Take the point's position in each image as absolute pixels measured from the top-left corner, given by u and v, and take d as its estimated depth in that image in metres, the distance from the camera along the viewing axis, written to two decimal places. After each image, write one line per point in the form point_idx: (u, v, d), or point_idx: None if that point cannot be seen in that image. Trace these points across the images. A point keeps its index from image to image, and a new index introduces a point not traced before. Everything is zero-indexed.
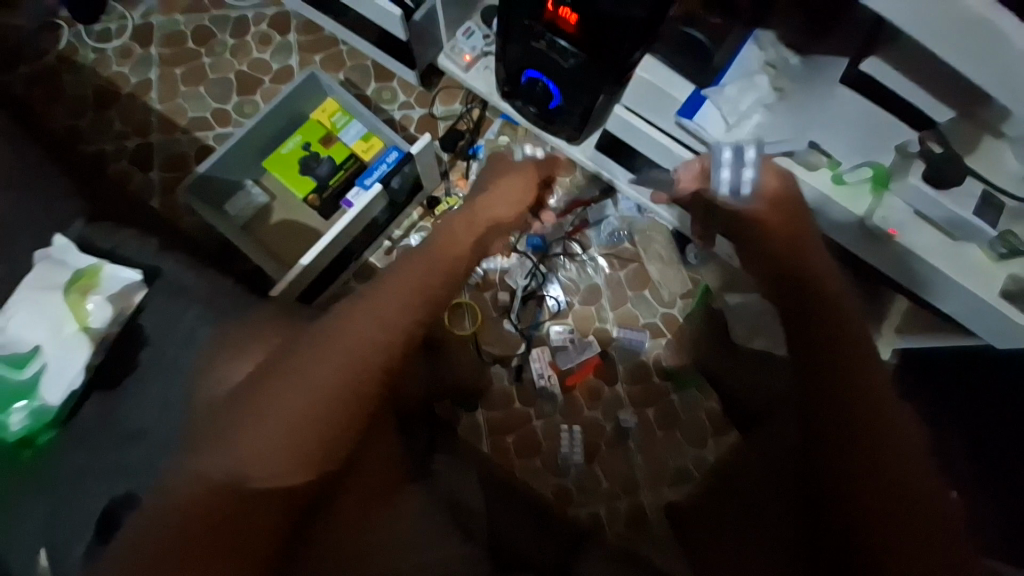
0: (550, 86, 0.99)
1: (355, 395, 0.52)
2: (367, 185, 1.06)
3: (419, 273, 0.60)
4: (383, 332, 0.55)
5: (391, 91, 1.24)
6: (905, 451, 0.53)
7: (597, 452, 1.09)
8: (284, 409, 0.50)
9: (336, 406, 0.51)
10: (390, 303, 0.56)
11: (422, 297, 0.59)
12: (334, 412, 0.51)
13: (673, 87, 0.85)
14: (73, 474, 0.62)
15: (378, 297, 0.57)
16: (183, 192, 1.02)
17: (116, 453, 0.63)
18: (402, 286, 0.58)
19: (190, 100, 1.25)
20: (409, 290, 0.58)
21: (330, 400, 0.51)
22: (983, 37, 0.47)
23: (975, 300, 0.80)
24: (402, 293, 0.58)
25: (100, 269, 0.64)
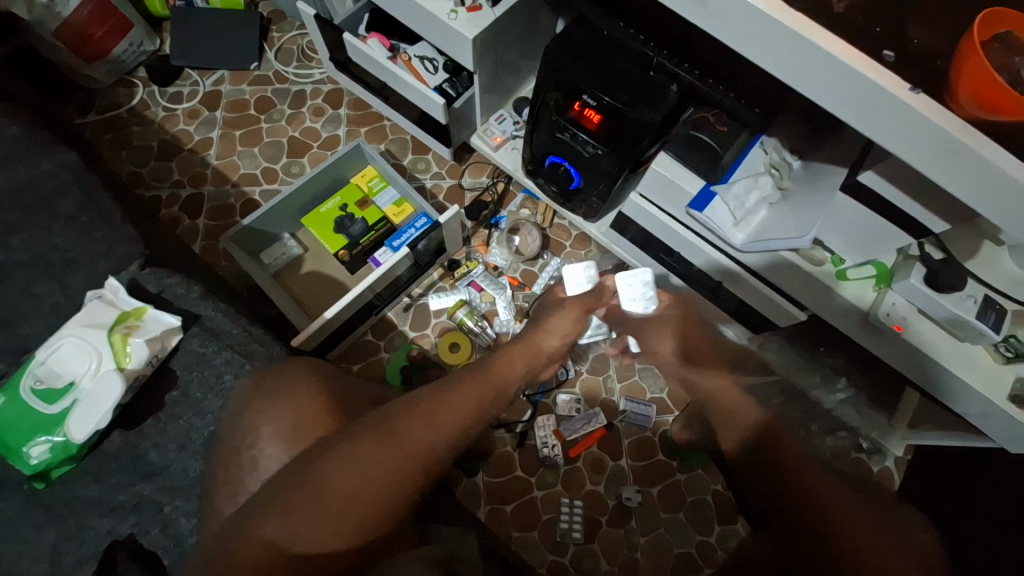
0: (572, 170, 1.08)
1: (417, 452, 0.53)
2: (395, 246, 1.13)
3: (504, 367, 0.68)
4: (458, 403, 0.59)
5: (425, 162, 1.37)
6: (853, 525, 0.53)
7: (597, 530, 1.06)
8: (344, 453, 0.51)
9: (400, 459, 0.52)
10: (475, 382, 0.62)
11: (501, 387, 0.65)
12: (394, 463, 0.52)
13: (684, 180, 0.90)
14: (80, 509, 0.63)
15: (465, 380, 0.62)
16: (226, 241, 1.10)
17: (127, 491, 0.64)
18: (485, 373, 0.65)
19: (245, 158, 1.39)
20: (490, 379, 0.64)
21: (392, 451, 0.52)
22: (979, 167, 0.52)
23: (986, 401, 0.80)
24: (485, 381, 0.63)
25: (145, 310, 0.70)
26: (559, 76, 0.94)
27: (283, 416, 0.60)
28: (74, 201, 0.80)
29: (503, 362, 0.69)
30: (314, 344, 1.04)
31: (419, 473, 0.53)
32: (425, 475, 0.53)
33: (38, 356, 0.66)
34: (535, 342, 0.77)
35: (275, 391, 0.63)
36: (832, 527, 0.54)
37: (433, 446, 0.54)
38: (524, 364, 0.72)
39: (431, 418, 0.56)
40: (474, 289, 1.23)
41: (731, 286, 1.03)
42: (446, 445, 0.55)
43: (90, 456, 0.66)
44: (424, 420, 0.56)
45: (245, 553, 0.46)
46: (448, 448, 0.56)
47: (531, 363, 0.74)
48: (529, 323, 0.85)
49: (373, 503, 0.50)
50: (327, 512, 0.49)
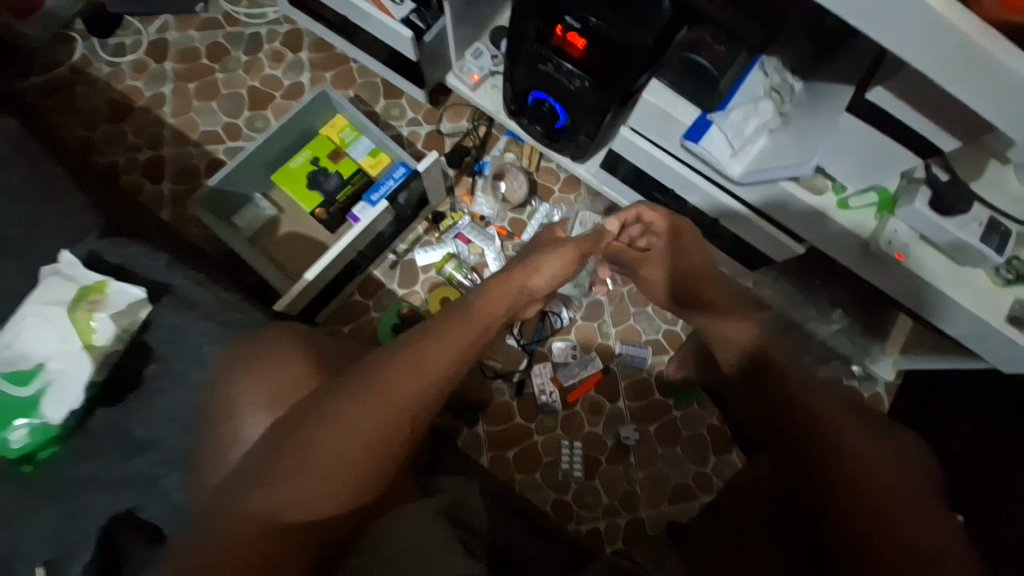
0: (556, 107, 1.01)
1: (400, 404, 0.50)
2: (373, 200, 1.07)
3: (486, 307, 0.62)
4: (440, 348, 0.55)
5: (399, 108, 1.27)
6: (871, 468, 0.54)
7: (597, 467, 1.08)
8: (323, 417, 0.50)
9: (384, 417, 0.50)
10: (457, 326, 0.58)
11: (484, 327, 0.60)
12: (377, 422, 0.49)
13: (678, 111, 0.85)
14: (77, 485, 0.62)
15: (446, 324, 0.58)
16: (194, 204, 1.04)
17: (122, 466, 0.62)
18: (467, 315, 0.60)
19: (203, 114, 1.28)
20: (473, 321, 0.59)
21: (375, 412, 0.49)
22: (997, 78, 0.47)
23: (981, 324, 0.80)
24: (467, 324, 0.59)
25: (107, 285, 0.65)
26: None
27: (265, 382, 0.58)
28: (16, 170, 0.73)
29: (487, 302, 0.63)
30: (299, 307, 1.01)
31: (406, 429, 0.50)
32: (413, 429, 0.51)
33: (3, 339, 0.63)
34: (515, 280, 0.68)
35: (258, 358, 0.60)
36: (854, 468, 0.54)
37: (419, 398, 0.51)
38: (507, 302, 0.65)
39: (411, 368, 0.52)
40: (461, 242, 1.19)
41: (728, 225, 0.99)
42: (431, 397, 0.52)
43: (76, 436, 0.63)
44: (404, 371, 0.52)
45: (236, 527, 0.46)
46: (436, 396, 0.53)
47: (514, 301, 0.66)
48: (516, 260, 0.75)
49: (362, 465, 0.49)
50: (313, 479, 0.48)
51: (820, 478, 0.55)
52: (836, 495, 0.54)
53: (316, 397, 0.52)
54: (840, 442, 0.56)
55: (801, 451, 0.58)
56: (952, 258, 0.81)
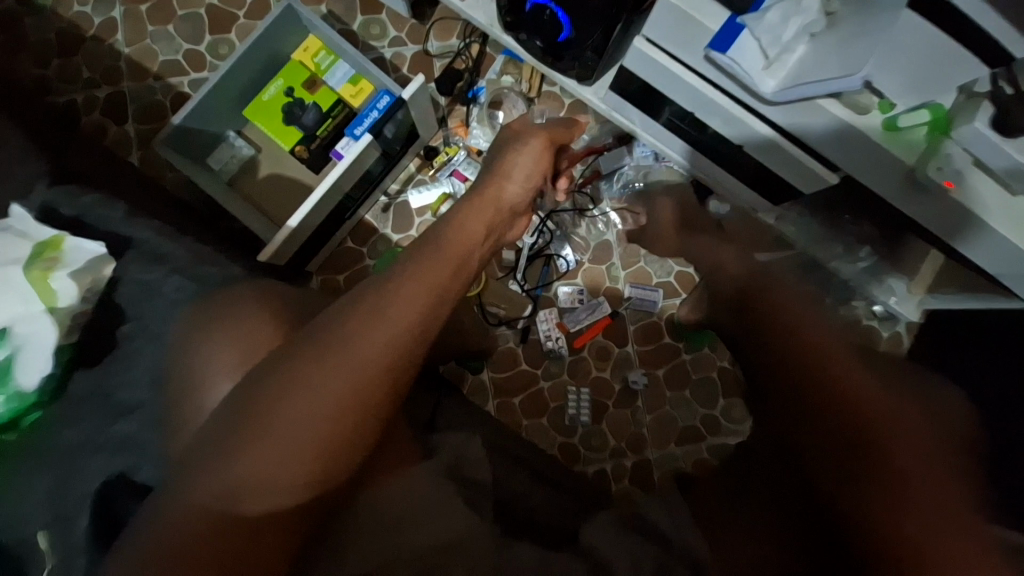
0: (560, 14, 0.85)
1: (369, 359, 0.47)
2: (357, 134, 0.98)
3: (460, 237, 0.62)
4: (409, 294, 0.52)
5: (380, 25, 1.11)
6: (872, 401, 0.49)
7: (604, 411, 1.07)
8: (279, 380, 0.46)
9: (348, 376, 0.46)
10: (427, 267, 0.55)
11: (461, 257, 0.60)
12: (341, 381, 0.46)
13: (703, 13, 0.71)
14: (65, 453, 0.56)
15: (418, 259, 0.56)
16: (160, 145, 0.94)
17: (107, 432, 0.56)
18: (440, 246, 0.59)
19: (160, 41, 1.13)
20: (446, 256, 0.58)
21: (336, 373, 0.46)
22: None
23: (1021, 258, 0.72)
24: (440, 261, 0.57)
25: (63, 240, 0.58)
26: None
27: (222, 348, 0.52)
28: None
29: (461, 227, 0.63)
30: (284, 257, 0.93)
31: (375, 384, 0.47)
32: (382, 384, 0.48)
33: None
34: (493, 197, 0.71)
35: (221, 320, 0.54)
36: (858, 406, 0.49)
37: (385, 350, 0.48)
38: (482, 229, 0.65)
39: (378, 317, 0.50)
40: (456, 180, 1.09)
41: (753, 152, 0.88)
42: (397, 346, 0.49)
43: (57, 403, 0.57)
44: (371, 324, 0.49)
45: (182, 523, 0.42)
46: (410, 347, 0.50)
47: (491, 221, 0.68)
48: (489, 169, 0.78)
49: (327, 435, 0.45)
50: (270, 455, 0.43)
51: (821, 415, 0.50)
52: (841, 435, 0.48)
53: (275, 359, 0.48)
54: (843, 386, 0.50)
55: (799, 392, 0.52)
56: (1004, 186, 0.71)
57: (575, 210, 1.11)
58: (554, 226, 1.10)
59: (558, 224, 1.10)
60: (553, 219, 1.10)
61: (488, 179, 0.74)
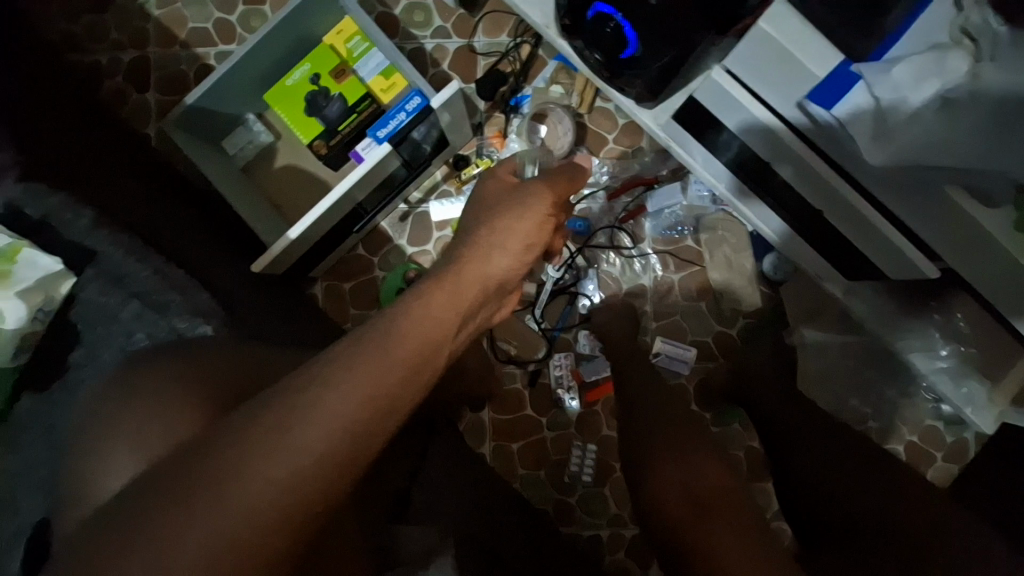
0: (626, 27, 0.70)
1: (258, 517, 0.31)
2: (379, 137, 0.86)
3: (422, 328, 0.42)
4: (334, 410, 0.35)
5: (424, 12, 0.99)
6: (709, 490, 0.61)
7: (610, 473, 0.97)
8: (116, 535, 0.31)
9: (225, 541, 0.31)
10: (372, 365, 0.38)
11: (415, 369, 0.40)
12: (209, 550, 0.30)
13: (809, 54, 0.57)
14: None
15: (361, 354, 0.38)
16: (168, 125, 0.86)
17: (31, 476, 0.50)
18: (390, 344, 0.40)
19: (192, 5, 1.05)
20: (390, 362, 0.39)
21: (203, 540, 0.30)
22: None
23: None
24: (388, 361, 0.39)
25: (17, 251, 0.52)
26: None
27: (124, 438, 0.41)
28: None
29: (418, 320, 0.43)
30: (282, 265, 0.86)
31: (252, 562, 0.31)
32: (259, 564, 0.31)
33: None
34: (470, 274, 0.50)
35: (146, 390, 0.44)
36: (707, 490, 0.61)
37: (288, 502, 0.32)
38: (453, 318, 0.46)
39: (278, 450, 0.33)
40: None
41: (834, 221, 0.72)
42: (306, 496, 0.33)
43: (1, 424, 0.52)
44: (267, 460, 0.32)
45: None
46: (321, 492, 0.33)
47: (465, 308, 0.48)
48: (478, 222, 0.57)
49: None
50: None
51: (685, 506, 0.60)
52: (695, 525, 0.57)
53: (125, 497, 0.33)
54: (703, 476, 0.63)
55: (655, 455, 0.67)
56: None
57: (611, 244, 0.99)
58: (584, 261, 0.98)
59: (588, 258, 0.99)
60: (584, 252, 0.99)
61: (476, 250, 0.53)
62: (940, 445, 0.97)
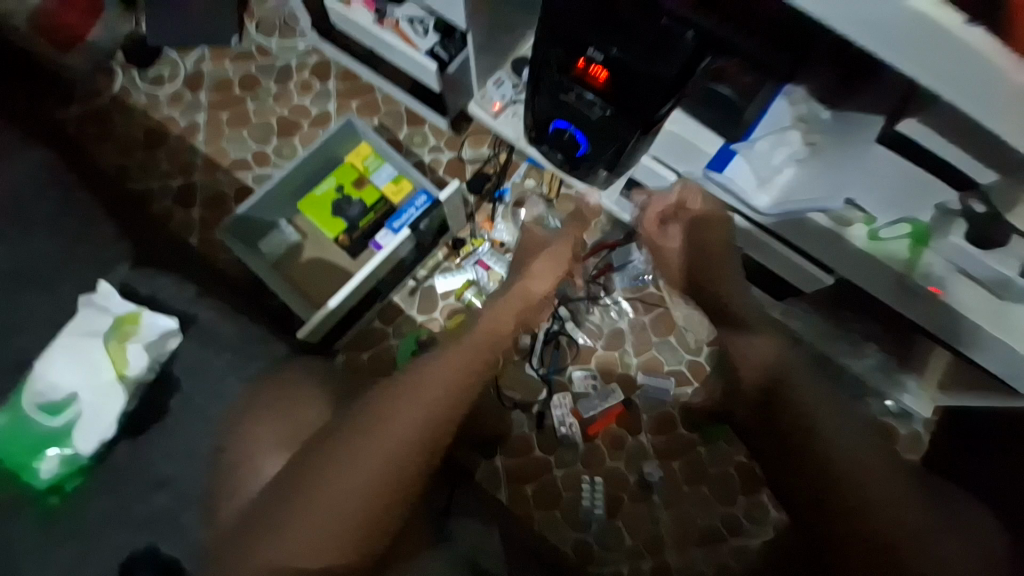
0: (578, 135, 0.99)
1: (405, 437, 0.59)
2: (395, 228, 1.10)
3: (490, 329, 0.72)
4: (441, 376, 0.64)
5: (422, 135, 1.29)
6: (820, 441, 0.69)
7: (619, 506, 1.05)
8: (330, 454, 0.59)
9: (389, 452, 0.58)
10: (457, 354, 0.68)
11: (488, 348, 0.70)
12: (379, 460, 0.57)
13: (700, 139, 0.85)
14: (101, 515, 0.62)
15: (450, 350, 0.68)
16: (223, 233, 1.07)
17: (139, 504, 0.62)
18: (468, 340, 0.70)
19: (234, 142, 1.32)
20: (474, 346, 0.69)
21: (379, 453, 0.58)
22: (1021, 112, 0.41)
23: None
24: (471, 349, 0.69)
25: (140, 315, 0.66)
26: (561, 30, 0.84)
27: (282, 426, 0.64)
28: (57, 201, 0.74)
29: (489, 323, 0.73)
30: (319, 336, 1.03)
31: (408, 456, 0.58)
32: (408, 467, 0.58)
33: (36, 371, 0.64)
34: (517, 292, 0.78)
35: (274, 406, 0.65)
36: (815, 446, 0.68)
37: (418, 429, 0.60)
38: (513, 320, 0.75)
39: (410, 401, 0.61)
40: (480, 268, 1.18)
41: (753, 253, 0.96)
42: (428, 427, 0.60)
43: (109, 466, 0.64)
44: (408, 406, 0.61)
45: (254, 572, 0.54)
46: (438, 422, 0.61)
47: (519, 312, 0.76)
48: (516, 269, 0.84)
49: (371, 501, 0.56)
50: (320, 514, 0.56)
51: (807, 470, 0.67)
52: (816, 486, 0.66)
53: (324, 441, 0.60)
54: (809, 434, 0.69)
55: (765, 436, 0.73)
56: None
57: (589, 296, 1.15)
58: (567, 312, 1.14)
59: (571, 309, 1.14)
60: (567, 305, 1.15)
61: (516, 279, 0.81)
62: (896, 440, 1.11)
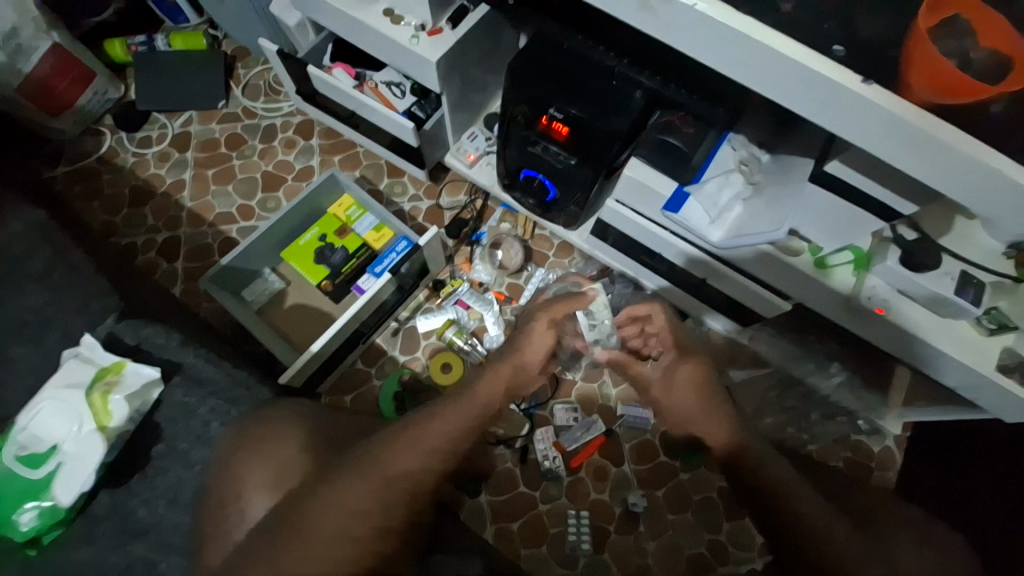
0: (546, 182, 1.07)
1: (399, 482, 0.58)
2: (377, 272, 1.14)
3: (491, 385, 0.70)
4: (444, 424, 0.63)
5: (402, 185, 1.37)
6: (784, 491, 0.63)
7: (606, 538, 1.05)
8: (328, 485, 0.59)
9: (380, 494, 0.57)
10: (463, 402, 0.66)
11: (489, 403, 0.67)
12: (372, 498, 0.56)
13: (655, 183, 0.91)
14: (81, 567, 0.63)
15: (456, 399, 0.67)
16: (207, 282, 1.08)
17: (121, 552, 0.64)
18: (473, 392, 0.69)
19: (219, 196, 1.37)
20: (478, 398, 0.67)
21: (371, 493, 0.57)
22: (924, 142, 0.50)
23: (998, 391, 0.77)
24: (473, 401, 0.67)
25: (123, 364, 0.68)
26: (527, 91, 0.95)
27: (275, 465, 0.64)
28: (45, 259, 0.77)
29: (492, 381, 0.71)
30: (302, 380, 1.04)
31: (399, 503, 0.57)
32: (398, 512, 0.56)
33: (20, 422, 0.65)
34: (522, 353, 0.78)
35: (262, 443, 0.66)
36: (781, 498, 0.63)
37: (414, 476, 0.58)
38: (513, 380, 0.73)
39: (414, 445, 0.60)
40: (460, 307, 1.23)
41: (716, 283, 1.01)
42: (424, 473, 0.59)
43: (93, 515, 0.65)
44: (407, 448, 0.60)
45: None
46: (435, 468, 0.59)
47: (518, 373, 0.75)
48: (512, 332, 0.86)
49: (355, 541, 0.54)
50: (307, 550, 0.54)
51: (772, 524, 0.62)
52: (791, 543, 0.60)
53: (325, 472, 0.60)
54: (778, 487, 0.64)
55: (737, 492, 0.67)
56: (974, 326, 0.79)
57: None
58: None
59: None
60: None
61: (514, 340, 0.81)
62: (872, 458, 1.14)
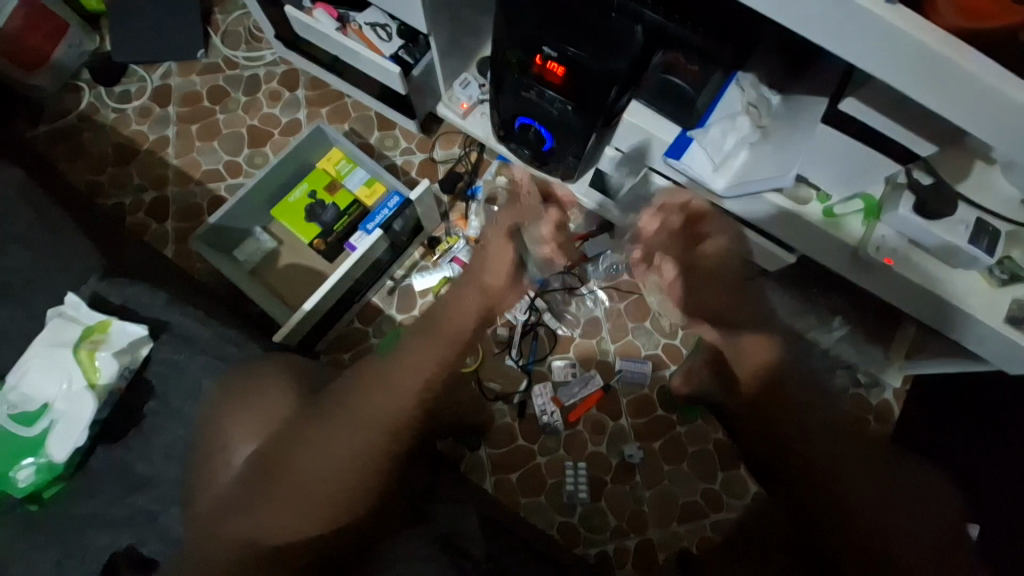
0: (542, 131, 1.02)
1: (377, 420, 0.61)
2: (369, 229, 1.10)
3: (458, 318, 0.71)
4: (413, 365, 0.65)
5: (393, 138, 1.31)
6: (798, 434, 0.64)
7: (602, 488, 1.08)
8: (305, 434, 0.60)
9: (361, 432, 0.60)
10: (430, 340, 0.68)
11: (460, 332, 0.69)
12: (355, 438, 0.59)
13: (657, 129, 0.87)
14: (85, 517, 0.65)
15: (424, 337, 0.68)
16: (197, 242, 1.07)
17: (122, 503, 0.66)
18: (440, 328, 0.69)
19: (205, 153, 1.32)
20: (446, 333, 0.68)
21: (353, 433, 0.60)
22: (939, 70, 0.45)
23: (1006, 342, 0.75)
24: (443, 335, 0.68)
25: (109, 323, 0.68)
26: (518, 30, 0.86)
27: (248, 416, 0.64)
28: (22, 218, 0.74)
29: (457, 313, 0.71)
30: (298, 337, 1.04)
31: (382, 436, 0.60)
32: (382, 445, 0.60)
33: (11, 382, 0.66)
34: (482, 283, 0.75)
35: (241, 397, 0.65)
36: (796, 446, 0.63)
37: (394, 412, 0.62)
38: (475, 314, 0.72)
39: (386, 385, 0.63)
40: (456, 265, 1.20)
41: None
42: (401, 411, 0.62)
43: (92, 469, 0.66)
44: (382, 391, 0.63)
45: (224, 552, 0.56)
46: (411, 404, 0.62)
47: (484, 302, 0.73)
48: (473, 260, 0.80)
49: (344, 475, 0.58)
50: (296, 491, 0.57)
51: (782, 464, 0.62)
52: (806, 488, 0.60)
53: (300, 421, 0.61)
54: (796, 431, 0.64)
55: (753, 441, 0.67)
56: (986, 277, 0.76)
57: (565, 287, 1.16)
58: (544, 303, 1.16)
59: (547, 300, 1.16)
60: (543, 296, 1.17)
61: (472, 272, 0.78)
62: (870, 409, 1.14)
